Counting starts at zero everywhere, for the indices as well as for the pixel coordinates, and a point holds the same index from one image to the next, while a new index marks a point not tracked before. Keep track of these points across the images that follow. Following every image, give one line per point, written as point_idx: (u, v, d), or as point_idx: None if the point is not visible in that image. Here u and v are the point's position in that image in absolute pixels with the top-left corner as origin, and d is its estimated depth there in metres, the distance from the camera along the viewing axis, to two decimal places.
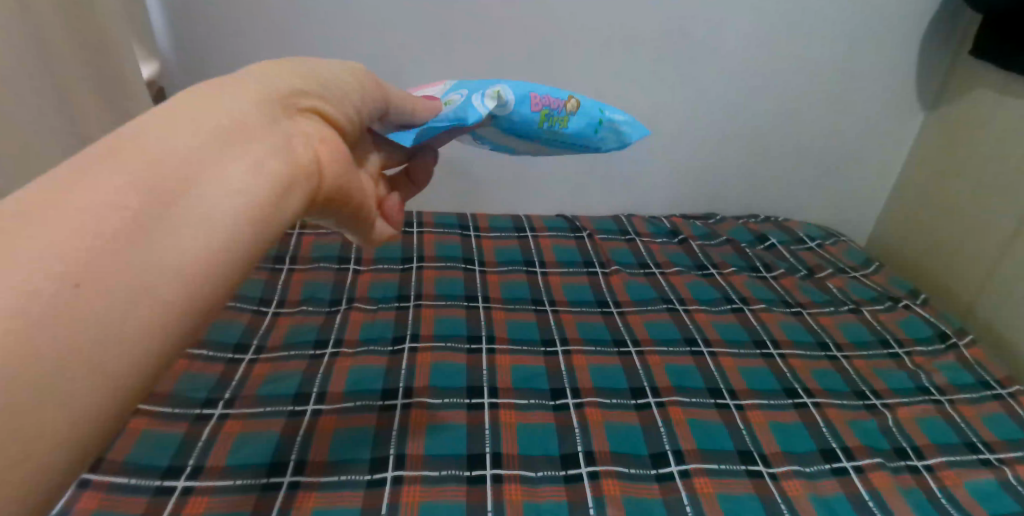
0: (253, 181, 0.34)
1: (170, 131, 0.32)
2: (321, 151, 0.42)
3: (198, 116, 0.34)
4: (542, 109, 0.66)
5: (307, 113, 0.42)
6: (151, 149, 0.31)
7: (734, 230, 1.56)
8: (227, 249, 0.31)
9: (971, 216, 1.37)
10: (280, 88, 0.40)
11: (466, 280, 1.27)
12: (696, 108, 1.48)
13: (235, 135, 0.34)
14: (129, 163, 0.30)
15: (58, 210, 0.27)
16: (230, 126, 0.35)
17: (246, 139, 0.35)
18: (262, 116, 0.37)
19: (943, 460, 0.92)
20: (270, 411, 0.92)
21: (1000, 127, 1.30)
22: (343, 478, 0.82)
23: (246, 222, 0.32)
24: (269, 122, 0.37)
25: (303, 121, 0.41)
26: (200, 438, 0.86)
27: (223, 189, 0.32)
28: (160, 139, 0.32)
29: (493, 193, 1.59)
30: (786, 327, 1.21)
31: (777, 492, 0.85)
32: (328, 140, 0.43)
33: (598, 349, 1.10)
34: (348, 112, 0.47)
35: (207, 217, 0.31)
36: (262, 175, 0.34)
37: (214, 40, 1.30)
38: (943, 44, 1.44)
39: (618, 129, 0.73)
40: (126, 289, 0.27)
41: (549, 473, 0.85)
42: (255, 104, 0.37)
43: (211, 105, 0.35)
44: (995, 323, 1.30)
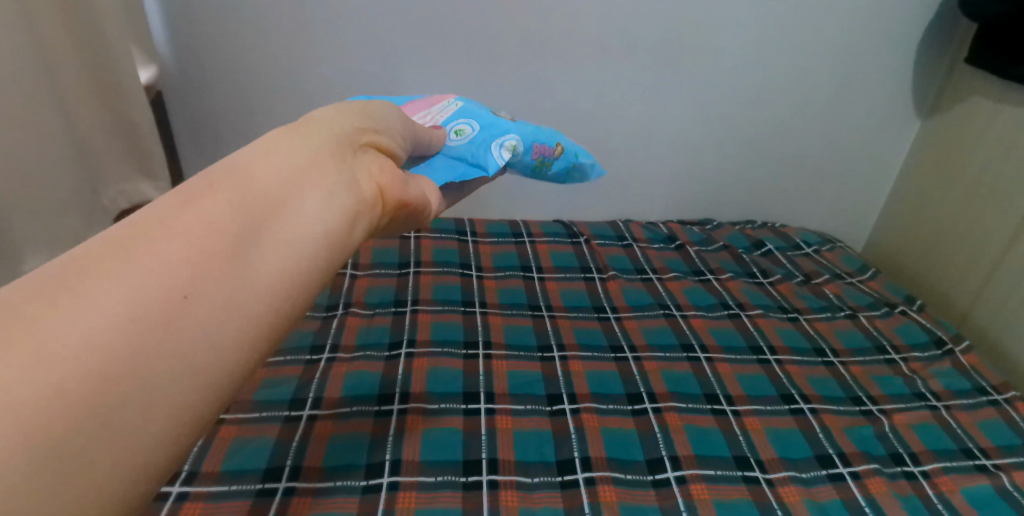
0: (324, 216, 0.36)
1: (258, 166, 0.36)
2: (384, 182, 0.44)
3: (282, 153, 0.38)
4: (540, 156, 0.84)
5: (368, 148, 0.45)
6: (237, 187, 0.34)
7: (732, 236, 1.57)
8: (302, 273, 0.34)
9: (967, 223, 1.38)
10: (345, 128, 0.43)
11: (463, 286, 1.27)
12: (692, 115, 1.49)
13: (309, 175, 0.37)
14: (225, 196, 0.33)
15: (158, 245, 0.29)
16: (303, 167, 0.37)
17: (322, 170, 0.38)
18: (332, 155, 0.40)
19: (939, 466, 0.92)
20: (266, 416, 0.92)
21: (996, 134, 1.30)
22: (339, 484, 0.82)
23: (317, 254, 0.35)
24: (339, 160, 0.40)
25: (372, 153, 0.45)
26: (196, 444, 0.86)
27: (304, 217, 0.35)
28: (246, 178, 0.35)
29: (491, 198, 1.59)
30: (783, 333, 1.21)
31: (774, 498, 0.85)
32: (389, 171, 0.45)
33: (595, 355, 1.10)
34: (396, 143, 0.50)
35: (291, 243, 0.34)
36: (337, 202, 0.38)
37: (213, 43, 1.30)
38: (940, 51, 1.45)
39: (585, 169, 0.96)
40: (211, 317, 0.29)
41: (545, 479, 0.85)
42: (329, 138, 0.41)
43: (286, 147, 0.38)
44: (991, 329, 1.30)
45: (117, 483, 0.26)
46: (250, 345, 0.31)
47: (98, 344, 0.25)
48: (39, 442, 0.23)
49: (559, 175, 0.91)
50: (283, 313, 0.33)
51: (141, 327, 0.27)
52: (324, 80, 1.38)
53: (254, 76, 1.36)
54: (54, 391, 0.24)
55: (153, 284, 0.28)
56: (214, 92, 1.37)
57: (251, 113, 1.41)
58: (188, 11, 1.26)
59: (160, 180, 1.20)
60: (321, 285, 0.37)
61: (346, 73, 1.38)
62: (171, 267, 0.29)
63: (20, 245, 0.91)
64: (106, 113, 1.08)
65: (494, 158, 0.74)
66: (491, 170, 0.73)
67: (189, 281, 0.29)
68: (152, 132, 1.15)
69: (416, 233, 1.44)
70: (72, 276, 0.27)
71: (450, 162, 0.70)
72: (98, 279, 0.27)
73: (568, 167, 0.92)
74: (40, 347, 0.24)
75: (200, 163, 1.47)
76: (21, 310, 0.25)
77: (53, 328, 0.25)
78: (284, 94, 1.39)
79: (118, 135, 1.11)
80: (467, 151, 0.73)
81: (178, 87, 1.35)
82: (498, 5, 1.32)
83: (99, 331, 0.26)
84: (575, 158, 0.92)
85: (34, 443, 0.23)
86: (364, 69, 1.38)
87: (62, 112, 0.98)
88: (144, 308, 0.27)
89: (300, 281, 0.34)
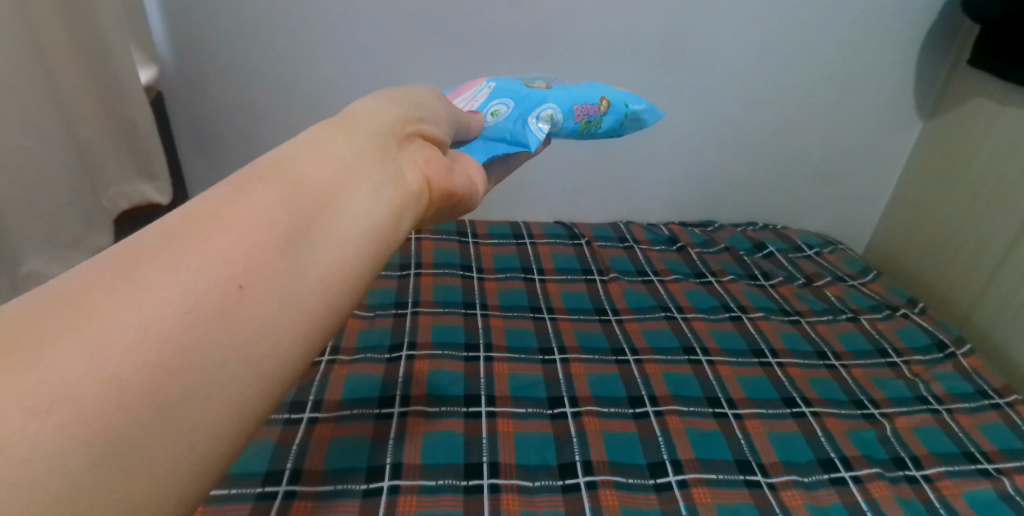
0: (375, 207, 0.34)
1: (305, 161, 0.33)
2: (430, 172, 0.42)
3: (331, 143, 0.35)
4: (584, 117, 0.83)
5: (413, 137, 0.43)
6: (284, 179, 0.32)
7: (733, 238, 1.56)
8: (355, 266, 0.32)
9: (969, 225, 1.37)
10: (391, 119, 0.41)
11: (465, 288, 1.27)
12: (694, 116, 1.49)
13: (356, 167, 0.35)
14: (275, 186, 0.31)
15: (206, 235, 0.27)
16: (351, 159, 0.35)
17: (371, 160, 0.36)
18: (379, 145, 0.38)
19: (941, 470, 0.92)
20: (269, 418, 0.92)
21: (999, 136, 1.30)
22: (340, 488, 0.82)
23: (369, 246, 0.33)
24: (385, 150, 0.38)
25: (418, 142, 0.43)
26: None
27: (356, 209, 0.33)
28: (293, 171, 0.33)
29: (492, 199, 1.58)
30: (785, 336, 1.21)
31: (775, 503, 0.85)
32: (434, 160, 0.43)
33: (597, 358, 1.10)
34: (440, 131, 0.48)
35: (344, 236, 0.32)
36: (387, 195, 0.36)
37: (213, 44, 1.30)
38: (943, 52, 1.45)
39: (638, 116, 0.94)
40: (268, 310, 0.28)
41: (547, 483, 0.85)
42: (376, 127, 0.39)
43: (333, 138, 0.36)
44: (993, 331, 1.30)
45: (179, 478, 0.24)
46: (304, 338, 0.29)
47: (154, 335, 0.24)
48: (97, 433, 0.22)
49: (613, 130, 0.90)
50: (337, 307, 0.31)
51: (200, 317, 0.25)
52: (324, 81, 1.38)
53: (253, 75, 1.35)
54: (116, 381, 0.23)
55: (206, 278, 0.26)
56: (213, 93, 1.36)
57: (251, 114, 1.40)
58: (188, 11, 1.25)
59: (160, 180, 1.22)
60: (373, 279, 0.34)
61: (346, 75, 1.37)
62: (227, 261, 0.27)
63: (20, 247, 0.90)
64: (106, 113, 1.08)
65: (533, 132, 0.73)
66: (532, 146, 0.72)
67: (244, 272, 0.27)
68: (151, 132, 1.16)
69: (417, 234, 1.44)
70: (123, 268, 0.25)
71: (489, 144, 0.68)
72: (151, 270, 0.25)
73: (619, 120, 0.90)
74: (98, 335, 0.23)
75: (200, 164, 1.46)
76: (76, 298, 0.24)
77: (111, 317, 0.24)
78: (284, 95, 1.39)
79: (119, 136, 1.11)
80: (507, 129, 0.73)
81: (177, 87, 1.35)
82: (496, 8, 1.31)
83: (158, 321, 0.24)
84: (623, 109, 0.91)
85: (92, 434, 0.22)
86: (364, 70, 1.37)
87: (62, 111, 0.97)
88: (202, 296, 0.26)
89: (354, 274, 0.32)
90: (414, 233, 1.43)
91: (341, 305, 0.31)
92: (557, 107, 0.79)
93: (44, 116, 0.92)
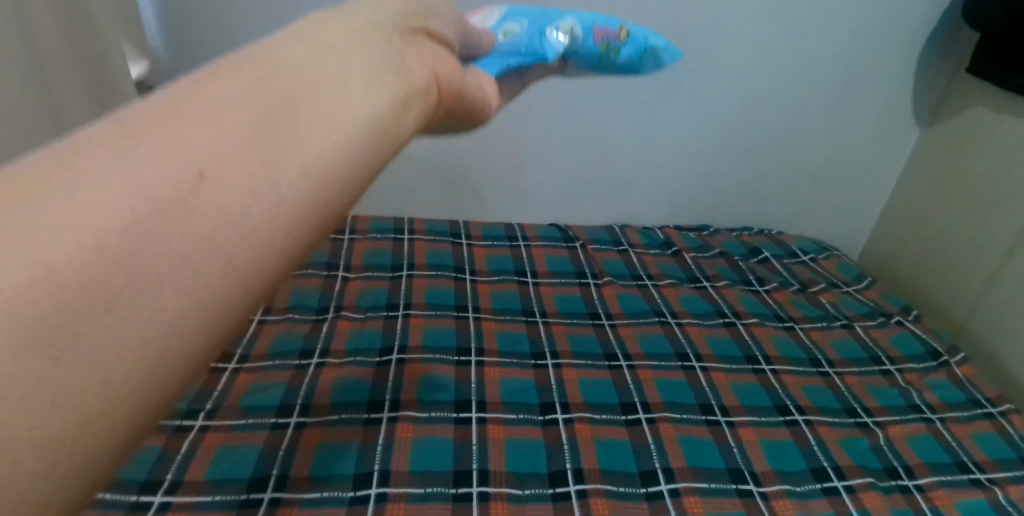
0: (371, 95, 0.28)
1: (290, 48, 0.28)
2: (436, 68, 0.36)
3: (322, 28, 0.30)
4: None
5: (418, 31, 0.37)
6: (255, 68, 0.26)
7: (727, 242, 1.55)
8: (349, 165, 0.26)
9: (965, 233, 1.37)
10: (391, 10, 0.35)
11: (457, 290, 1.25)
12: (691, 120, 1.48)
13: (343, 49, 0.29)
14: (241, 73, 0.25)
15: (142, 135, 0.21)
16: (340, 42, 0.29)
17: (367, 46, 0.31)
18: (374, 33, 0.32)
19: (934, 480, 0.92)
20: (248, 423, 0.91)
21: (997, 144, 1.30)
22: (326, 495, 0.81)
23: (365, 141, 0.27)
24: (383, 39, 0.32)
25: (424, 38, 0.37)
26: (179, 451, 0.86)
27: (347, 98, 0.27)
28: (269, 60, 0.27)
29: (487, 199, 1.56)
30: (778, 343, 1.20)
31: (767, 512, 0.84)
32: (441, 59, 0.37)
33: (589, 363, 1.09)
34: (448, 29, 0.42)
35: (336, 115, 0.26)
36: (392, 78, 0.31)
37: (206, 40, 1.27)
38: (942, 61, 1.44)
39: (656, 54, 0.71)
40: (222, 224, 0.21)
41: (537, 491, 0.84)
42: (371, 17, 0.33)
43: (321, 24, 0.30)
44: (987, 339, 1.30)
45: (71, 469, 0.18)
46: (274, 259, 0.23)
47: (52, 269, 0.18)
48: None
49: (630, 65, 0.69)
50: (327, 216, 0.26)
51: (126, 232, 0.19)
52: None
53: None
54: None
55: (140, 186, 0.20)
56: None
57: None
58: (184, 7, 1.23)
59: None
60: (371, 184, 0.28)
61: None
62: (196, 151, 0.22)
63: None
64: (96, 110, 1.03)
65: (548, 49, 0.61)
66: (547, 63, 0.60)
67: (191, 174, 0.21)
68: None
69: (410, 235, 1.42)
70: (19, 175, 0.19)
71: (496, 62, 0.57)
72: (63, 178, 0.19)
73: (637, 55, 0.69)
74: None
75: None
76: None
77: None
78: None
79: None
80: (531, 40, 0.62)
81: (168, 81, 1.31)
82: None
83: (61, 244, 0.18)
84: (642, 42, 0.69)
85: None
86: None
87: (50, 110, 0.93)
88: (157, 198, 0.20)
89: (347, 171, 0.26)
90: (408, 234, 1.42)
91: (330, 212, 0.26)
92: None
93: None
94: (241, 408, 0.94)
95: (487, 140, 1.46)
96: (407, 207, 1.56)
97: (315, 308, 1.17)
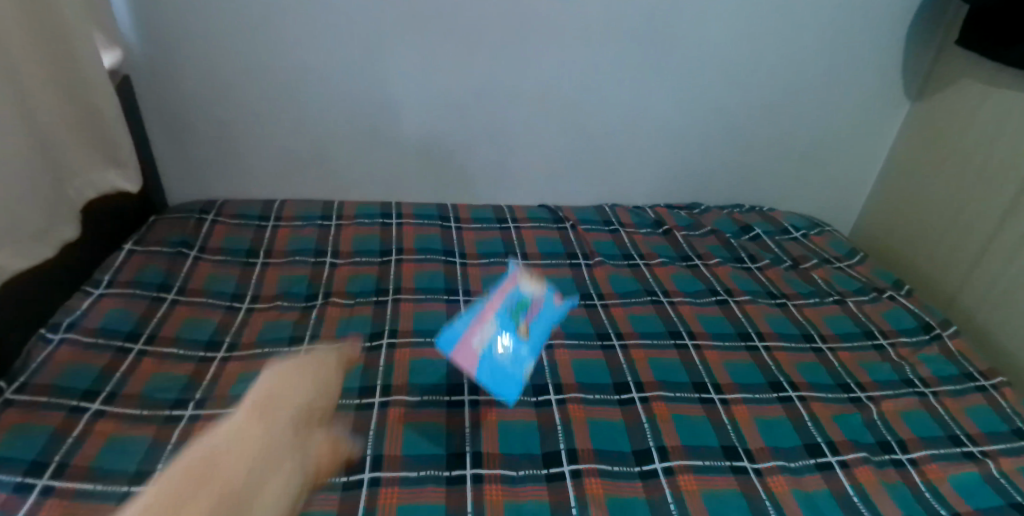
0: (284, 490, 0.69)
1: (230, 472, 0.66)
2: (323, 462, 0.79)
3: (241, 449, 0.69)
4: (525, 312, 0.96)
5: (313, 436, 0.79)
6: (223, 477, 0.65)
7: (719, 220, 1.54)
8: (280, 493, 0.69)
9: (955, 208, 1.37)
10: (287, 434, 0.74)
11: (446, 274, 1.24)
12: (679, 98, 1.46)
13: (267, 461, 0.69)
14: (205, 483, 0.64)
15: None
16: (261, 456, 0.69)
17: (281, 464, 0.71)
18: (283, 439, 0.73)
19: (927, 453, 0.92)
20: (53, 402, 0.87)
21: (986, 118, 1.29)
22: (318, 481, 0.80)
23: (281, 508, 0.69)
24: (290, 445, 0.74)
25: (315, 432, 0.79)
26: (69, 436, 0.82)
27: (272, 489, 0.68)
28: (225, 470, 0.66)
29: (475, 181, 1.54)
30: (770, 320, 1.20)
31: (762, 489, 0.84)
32: (327, 454, 0.80)
33: (581, 343, 1.08)
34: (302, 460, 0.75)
35: (269, 487, 0.68)
36: (292, 471, 0.72)
37: (180, 25, 1.24)
38: (930, 34, 1.43)
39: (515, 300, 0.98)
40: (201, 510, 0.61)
41: (530, 472, 0.83)
42: (280, 424, 0.74)
43: (220, 450, 0.68)
44: (977, 313, 1.30)
45: None
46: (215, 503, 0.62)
47: None
48: None
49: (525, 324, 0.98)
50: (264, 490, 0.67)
51: None
52: (300, 65, 1.32)
53: (223, 58, 1.29)
54: None
55: None
56: (186, 78, 1.30)
57: (224, 101, 1.34)
58: None
59: (127, 167, 1.15)
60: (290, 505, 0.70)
61: (321, 56, 1.31)
62: None
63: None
64: (66, 98, 1.01)
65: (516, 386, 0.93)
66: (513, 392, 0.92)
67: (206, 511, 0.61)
68: (117, 119, 1.09)
69: (398, 220, 1.40)
70: None
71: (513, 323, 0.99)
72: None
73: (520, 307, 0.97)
74: None
75: (170, 151, 1.39)
76: None
77: None
78: (256, 79, 1.32)
79: (79, 123, 1.04)
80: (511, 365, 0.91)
81: (144, 72, 1.28)
82: None
83: None
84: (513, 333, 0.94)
85: None
86: (337, 50, 1.31)
87: (23, 106, 0.89)
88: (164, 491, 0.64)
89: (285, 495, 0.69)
90: (395, 218, 1.40)
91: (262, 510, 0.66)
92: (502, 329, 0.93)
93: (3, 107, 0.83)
94: (231, 397, 0.92)
95: (471, 122, 1.44)
96: (394, 192, 1.53)
97: (303, 295, 1.16)
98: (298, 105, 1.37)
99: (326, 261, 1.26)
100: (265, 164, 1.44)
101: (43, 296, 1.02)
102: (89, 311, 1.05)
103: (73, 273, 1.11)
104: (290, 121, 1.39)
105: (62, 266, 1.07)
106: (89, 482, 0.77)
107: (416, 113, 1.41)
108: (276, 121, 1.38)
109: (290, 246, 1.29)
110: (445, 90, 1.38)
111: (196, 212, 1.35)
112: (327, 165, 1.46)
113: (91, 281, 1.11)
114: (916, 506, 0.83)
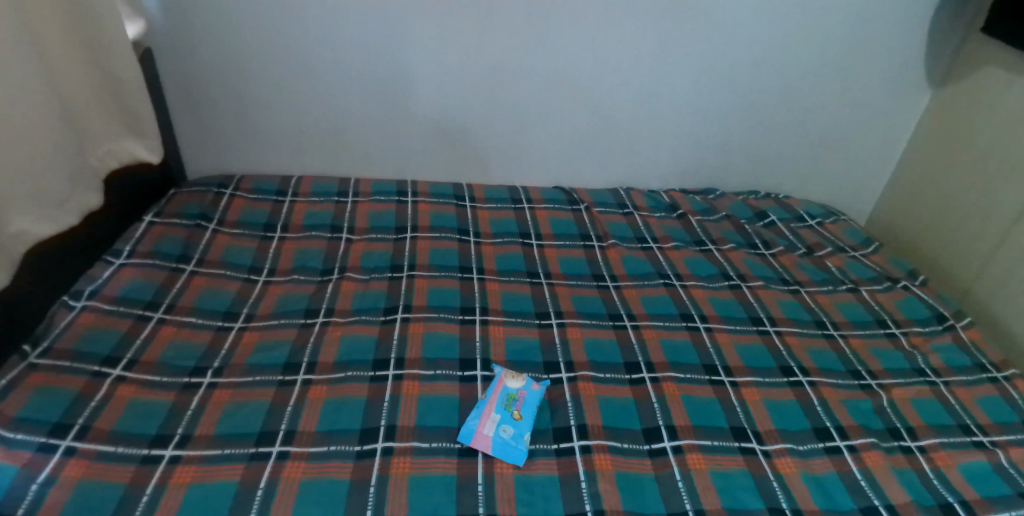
0: None
1: None
2: None
3: None
4: (515, 404, 0.89)
5: None
6: None
7: (734, 206, 1.53)
8: None
9: (975, 199, 1.36)
10: None
11: (460, 252, 1.25)
12: (697, 81, 1.45)
13: None
14: None
15: None
16: None
17: None
18: None
19: (936, 441, 0.92)
20: (75, 366, 0.89)
21: (1011, 108, 1.27)
22: (332, 449, 0.82)
23: None
24: None
25: None
26: (91, 399, 0.85)
27: None
28: None
29: (490, 160, 1.54)
30: (783, 305, 1.20)
31: (769, 470, 0.85)
32: None
33: (593, 323, 1.09)
34: None
35: None
36: None
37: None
38: (956, 20, 1.40)
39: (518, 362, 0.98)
40: None
41: (541, 446, 0.85)
42: None
43: None
44: (993, 305, 1.29)
45: None
46: None
47: None
48: None
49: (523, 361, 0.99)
50: None
51: None
52: (319, 40, 1.32)
53: (244, 31, 1.29)
54: None
55: None
56: (206, 52, 1.31)
57: (243, 75, 1.35)
58: None
59: (148, 138, 1.16)
60: None
61: (340, 30, 1.31)
62: None
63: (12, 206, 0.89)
64: (89, 65, 1.02)
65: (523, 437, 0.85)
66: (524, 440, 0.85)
67: None
68: (139, 89, 1.11)
69: (413, 197, 1.41)
70: None
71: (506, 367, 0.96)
72: None
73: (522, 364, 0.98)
74: None
75: (191, 125, 1.41)
76: None
77: None
78: (276, 54, 1.33)
79: (102, 91, 1.05)
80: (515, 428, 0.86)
81: (165, 44, 1.29)
82: None
83: None
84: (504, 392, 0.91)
85: None
86: (355, 26, 1.31)
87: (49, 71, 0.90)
88: None
89: None
90: (411, 196, 1.41)
91: None
92: (502, 422, 0.86)
93: (27, 70, 0.84)
94: (248, 366, 0.94)
95: (487, 101, 1.44)
96: (409, 170, 1.54)
97: (319, 269, 1.17)
98: (316, 79, 1.37)
99: (341, 236, 1.27)
100: (283, 139, 1.45)
101: (67, 264, 1.05)
102: (110, 280, 1.07)
103: (95, 242, 1.13)
104: (308, 96, 1.39)
105: (84, 236, 1.09)
106: (111, 444, 0.79)
107: (434, 90, 1.41)
108: (294, 95, 1.39)
109: (306, 221, 1.31)
110: (462, 67, 1.38)
111: (214, 186, 1.36)
112: (344, 141, 1.47)
113: (111, 251, 1.13)
114: (923, 493, 0.83)
